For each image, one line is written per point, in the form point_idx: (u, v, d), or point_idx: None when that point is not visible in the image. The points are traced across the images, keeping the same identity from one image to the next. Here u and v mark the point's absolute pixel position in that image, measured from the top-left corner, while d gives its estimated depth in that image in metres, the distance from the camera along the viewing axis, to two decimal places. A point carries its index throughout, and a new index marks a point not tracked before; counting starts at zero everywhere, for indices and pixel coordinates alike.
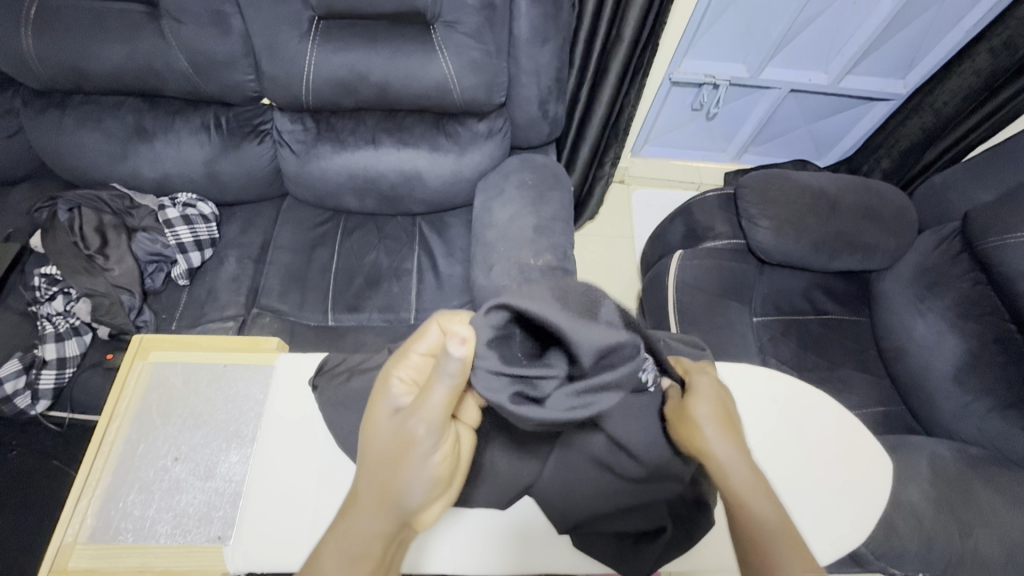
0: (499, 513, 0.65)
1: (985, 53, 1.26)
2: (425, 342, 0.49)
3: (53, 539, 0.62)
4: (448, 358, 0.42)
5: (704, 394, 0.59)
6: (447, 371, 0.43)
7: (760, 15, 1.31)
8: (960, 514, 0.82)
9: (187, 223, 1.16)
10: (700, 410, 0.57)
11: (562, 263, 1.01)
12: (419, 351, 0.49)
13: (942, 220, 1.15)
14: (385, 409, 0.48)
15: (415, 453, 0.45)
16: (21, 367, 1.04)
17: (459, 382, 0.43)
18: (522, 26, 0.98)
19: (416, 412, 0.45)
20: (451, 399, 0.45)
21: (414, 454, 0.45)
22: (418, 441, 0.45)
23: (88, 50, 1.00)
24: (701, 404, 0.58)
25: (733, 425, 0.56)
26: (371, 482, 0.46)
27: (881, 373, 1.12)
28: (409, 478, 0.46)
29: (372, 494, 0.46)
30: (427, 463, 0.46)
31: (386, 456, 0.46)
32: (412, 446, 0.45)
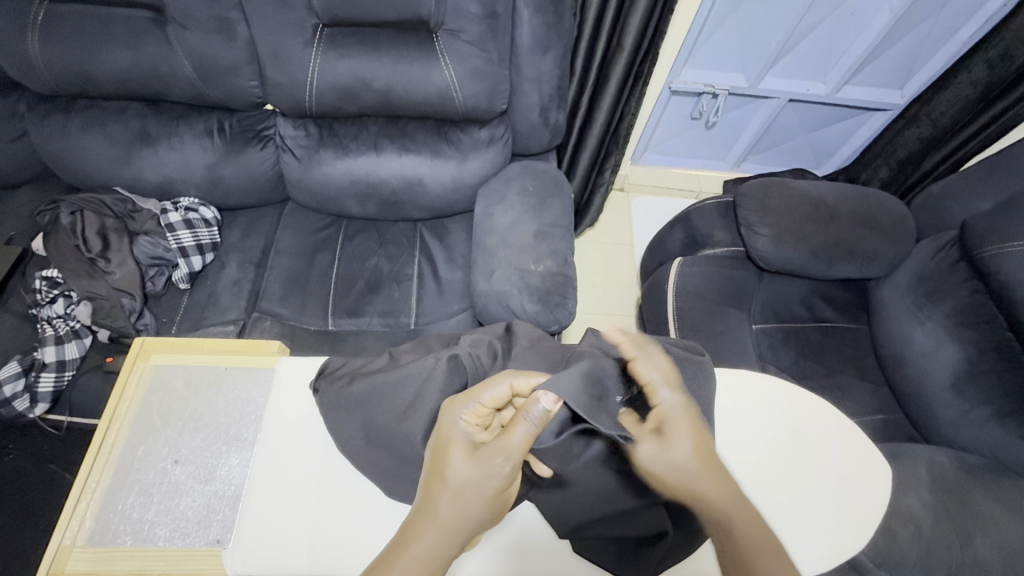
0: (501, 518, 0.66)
1: (982, 65, 1.28)
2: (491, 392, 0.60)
3: (50, 542, 0.61)
4: (534, 407, 0.54)
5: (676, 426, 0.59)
6: (533, 419, 0.54)
7: (760, 25, 1.33)
8: (959, 521, 0.82)
9: (188, 227, 1.17)
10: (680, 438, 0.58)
11: (563, 270, 1.01)
12: (485, 401, 0.60)
13: (940, 228, 1.16)
14: (453, 444, 0.57)
15: (492, 487, 0.54)
16: (21, 370, 1.03)
17: (537, 427, 0.55)
18: (524, 35, 0.99)
19: (492, 447, 0.55)
20: (528, 442, 0.55)
21: (487, 480, 0.54)
22: (486, 469, 0.54)
23: (93, 55, 1.00)
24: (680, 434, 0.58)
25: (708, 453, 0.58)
26: (449, 503, 0.54)
27: (880, 381, 1.12)
28: (474, 498, 0.54)
29: (442, 510, 0.54)
30: (492, 490, 0.54)
31: (467, 486, 0.54)
32: (487, 476, 0.54)
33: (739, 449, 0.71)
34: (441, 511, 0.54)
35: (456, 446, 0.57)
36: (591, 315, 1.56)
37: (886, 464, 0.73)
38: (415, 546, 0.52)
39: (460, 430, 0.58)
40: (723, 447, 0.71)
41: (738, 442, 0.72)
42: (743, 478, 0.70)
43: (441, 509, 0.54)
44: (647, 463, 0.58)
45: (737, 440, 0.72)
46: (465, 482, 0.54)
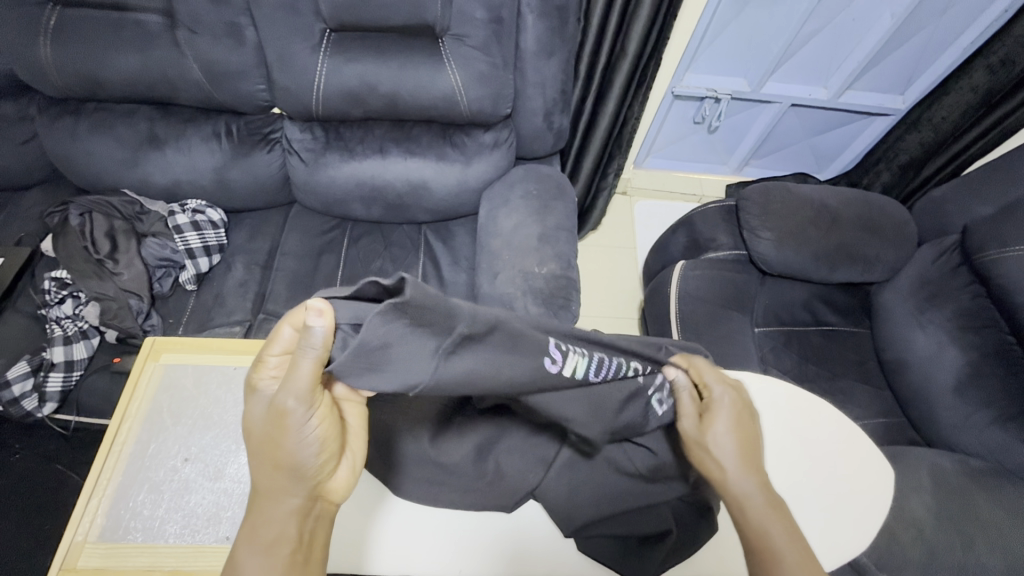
0: (506, 517, 0.67)
1: (983, 70, 1.29)
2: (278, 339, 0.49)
3: (63, 538, 0.63)
4: (309, 332, 0.45)
5: (719, 414, 0.59)
6: (312, 346, 0.45)
7: (762, 31, 1.34)
8: (962, 524, 0.83)
9: (195, 229, 1.18)
10: (718, 427, 0.58)
11: (566, 272, 1.02)
12: (275, 350, 0.50)
13: (941, 233, 1.16)
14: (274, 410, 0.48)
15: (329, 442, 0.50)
16: (30, 369, 1.04)
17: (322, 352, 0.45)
18: (528, 40, 1.01)
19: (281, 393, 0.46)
20: (319, 374, 0.47)
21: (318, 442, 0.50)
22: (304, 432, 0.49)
23: (104, 59, 1.02)
24: (720, 423, 0.58)
25: (747, 445, 0.58)
26: (268, 466, 0.49)
27: (881, 385, 1.13)
28: (296, 444, 0.48)
29: (286, 486, 0.48)
30: (316, 432, 0.49)
31: (307, 451, 0.49)
32: (296, 424, 0.48)
33: None
34: (286, 483, 0.49)
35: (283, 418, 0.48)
36: (594, 318, 1.57)
37: (888, 465, 0.74)
38: (262, 527, 0.48)
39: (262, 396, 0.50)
40: None
41: None
42: None
43: (290, 484, 0.49)
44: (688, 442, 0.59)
45: None
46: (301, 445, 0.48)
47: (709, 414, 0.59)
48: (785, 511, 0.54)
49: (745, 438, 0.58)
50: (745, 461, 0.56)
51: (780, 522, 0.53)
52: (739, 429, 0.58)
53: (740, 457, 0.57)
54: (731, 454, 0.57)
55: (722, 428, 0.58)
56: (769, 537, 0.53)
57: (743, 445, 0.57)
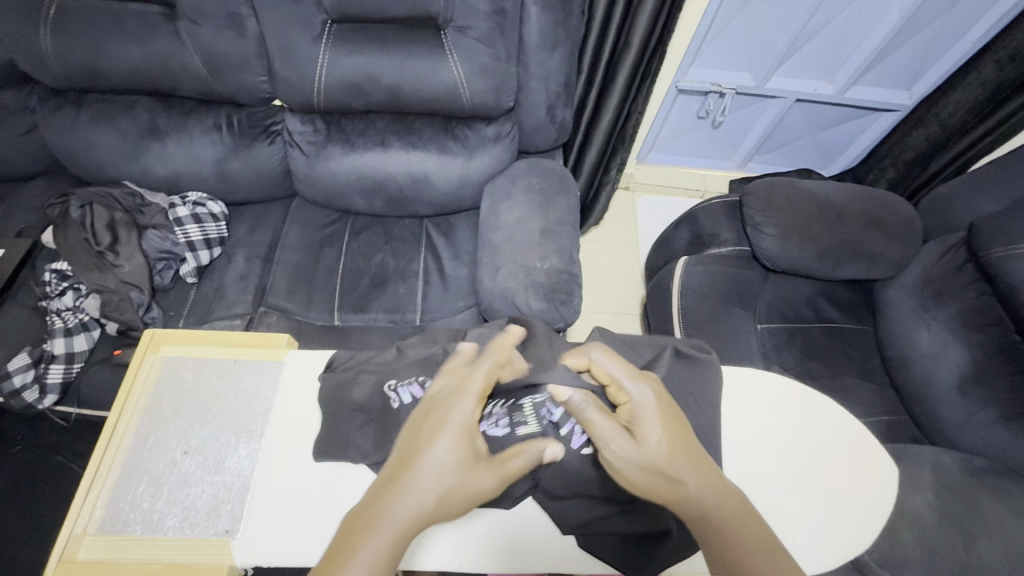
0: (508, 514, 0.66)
1: (992, 65, 1.27)
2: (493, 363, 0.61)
3: (62, 530, 0.63)
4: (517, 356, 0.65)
5: (649, 421, 0.57)
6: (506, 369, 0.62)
7: (768, 25, 1.33)
8: (965, 523, 0.82)
9: (196, 222, 1.18)
10: (654, 441, 0.56)
11: (568, 267, 1.01)
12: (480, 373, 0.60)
13: (947, 229, 1.15)
14: (449, 425, 0.54)
15: (472, 491, 0.52)
16: (31, 361, 1.04)
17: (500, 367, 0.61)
18: (532, 32, 0.99)
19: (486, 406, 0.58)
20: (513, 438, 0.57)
21: (461, 478, 0.52)
22: (449, 452, 0.53)
23: (105, 50, 1.01)
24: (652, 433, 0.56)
25: (682, 443, 0.57)
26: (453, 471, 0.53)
27: (885, 383, 1.12)
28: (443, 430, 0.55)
29: (408, 500, 0.51)
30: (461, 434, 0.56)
31: (436, 469, 0.52)
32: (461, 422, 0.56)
33: (747, 444, 0.72)
34: (410, 499, 0.51)
35: (444, 431, 0.54)
36: (595, 314, 1.56)
37: (894, 466, 0.73)
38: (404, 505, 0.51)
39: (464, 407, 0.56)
40: (727, 447, 0.71)
41: (742, 442, 0.72)
42: (746, 477, 0.70)
43: (421, 499, 0.51)
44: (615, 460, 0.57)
45: (742, 439, 0.72)
46: (436, 459, 0.52)
47: (637, 426, 0.57)
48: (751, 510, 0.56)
49: (673, 432, 0.57)
50: (695, 465, 0.56)
51: (750, 522, 0.55)
52: (664, 425, 0.57)
53: (682, 463, 0.56)
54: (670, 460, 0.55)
55: (653, 429, 0.56)
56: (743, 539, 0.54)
57: (677, 439, 0.57)
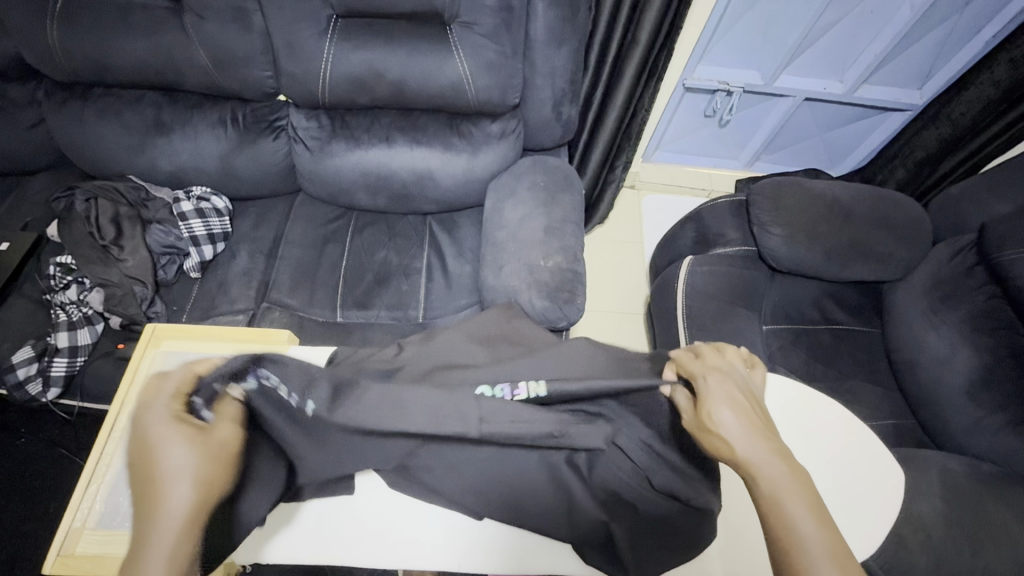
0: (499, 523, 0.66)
1: (1005, 65, 1.24)
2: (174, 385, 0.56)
3: (61, 524, 0.64)
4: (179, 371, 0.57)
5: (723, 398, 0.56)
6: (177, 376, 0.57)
7: (778, 23, 1.31)
8: (974, 530, 0.81)
9: (200, 217, 1.17)
10: (722, 414, 0.55)
11: (572, 266, 1.01)
12: (169, 394, 0.55)
13: (957, 231, 1.14)
14: (162, 459, 0.49)
15: (226, 450, 0.54)
16: (35, 354, 1.04)
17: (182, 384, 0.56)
18: (538, 29, 0.99)
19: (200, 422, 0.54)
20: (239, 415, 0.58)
21: (211, 458, 0.52)
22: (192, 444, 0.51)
23: (111, 44, 1.01)
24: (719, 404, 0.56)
25: (755, 419, 0.54)
26: (183, 486, 0.49)
27: (892, 386, 1.11)
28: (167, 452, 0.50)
29: (172, 502, 0.48)
30: (186, 452, 0.50)
31: (175, 489, 0.48)
32: (170, 441, 0.50)
33: None
34: (166, 501, 0.48)
35: (156, 444, 0.50)
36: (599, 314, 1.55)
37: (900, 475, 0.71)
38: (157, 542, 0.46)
39: (156, 425, 0.52)
40: None
41: None
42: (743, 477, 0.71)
43: (175, 495, 0.48)
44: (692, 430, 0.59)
45: None
46: (176, 467, 0.49)
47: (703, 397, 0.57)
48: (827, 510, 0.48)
49: (753, 422, 0.54)
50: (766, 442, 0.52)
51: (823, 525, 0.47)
52: (733, 402, 0.56)
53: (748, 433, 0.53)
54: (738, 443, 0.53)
55: (724, 406, 0.55)
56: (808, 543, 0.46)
57: (752, 425, 0.54)
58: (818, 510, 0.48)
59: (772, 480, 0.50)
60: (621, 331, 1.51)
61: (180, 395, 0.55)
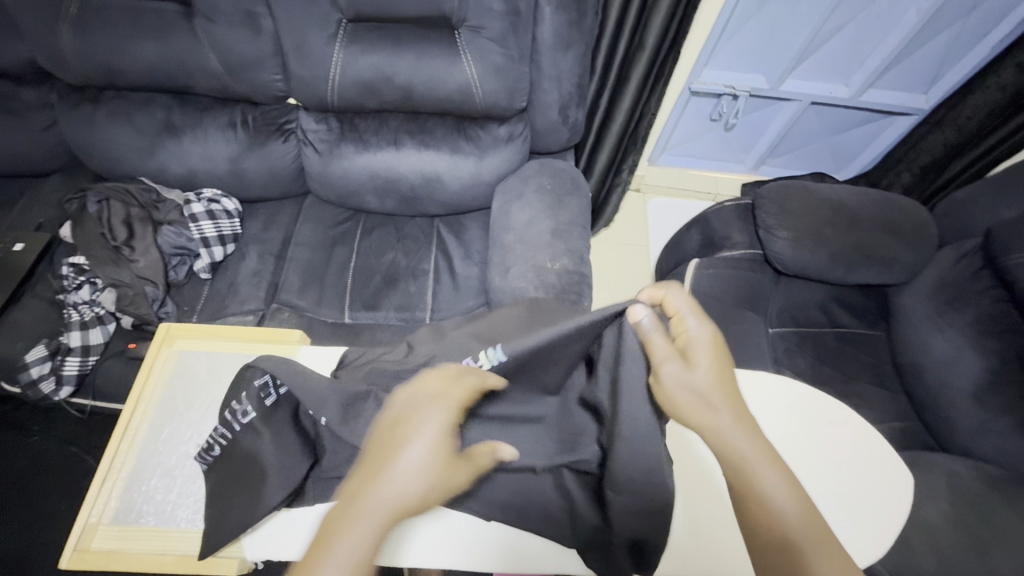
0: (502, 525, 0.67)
1: (1013, 69, 1.24)
2: (470, 386, 0.57)
3: (78, 519, 0.65)
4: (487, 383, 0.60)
5: (704, 358, 0.57)
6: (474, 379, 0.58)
7: (784, 27, 1.32)
8: (983, 534, 0.80)
9: (211, 218, 1.19)
10: (700, 372, 0.56)
11: (579, 268, 1.01)
12: (461, 394, 0.56)
13: (963, 235, 1.14)
14: (407, 444, 0.50)
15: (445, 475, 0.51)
16: (47, 353, 1.05)
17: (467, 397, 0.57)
18: (545, 33, 1.00)
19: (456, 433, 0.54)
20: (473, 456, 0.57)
21: (442, 476, 0.50)
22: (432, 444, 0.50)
23: (124, 47, 1.03)
24: (703, 363, 0.57)
25: (731, 386, 0.57)
26: (419, 484, 0.48)
27: (898, 390, 1.11)
28: (415, 439, 0.50)
29: (392, 481, 0.47)
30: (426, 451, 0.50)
31: (401, 480, 0.48)
32: (420, 431, 0.51)
33: None
34: (388, 483, 0.47)
35: (411, 435, 0.50)
36: None
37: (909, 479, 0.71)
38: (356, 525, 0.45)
39: (433, 411, 0.52)
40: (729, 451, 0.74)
41: None
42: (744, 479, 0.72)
43: (399, 486, 0.47)
44: (670, 384, 0.56)
45: None
46: (411, 459, 0.49)
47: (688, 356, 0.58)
48: (810, 504, 0.51)
49: (724, 394, 0.56)
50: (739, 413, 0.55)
51: (807, 518, 0.50)
52: (716, 365, 0.57)
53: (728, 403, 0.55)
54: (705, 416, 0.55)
55: (700, 373, 0.56)
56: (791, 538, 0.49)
57: (728, 389, 0.56)
58: (800, 503, 0.51)
59: (748, 463, 0.53)
60: None
61: (466, 396, 0.56)
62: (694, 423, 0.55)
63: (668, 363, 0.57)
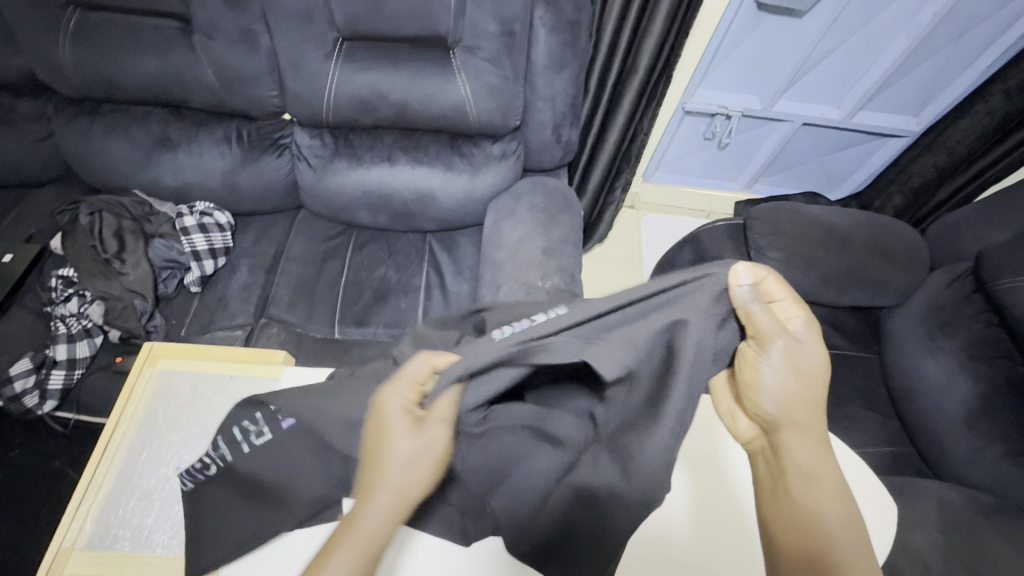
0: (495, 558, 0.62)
1: (1000, 95, 1.25)
2: (414, 372, 0.56)
3: (51, 544, 0.64)
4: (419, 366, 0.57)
5: (796, 364, 0.55)
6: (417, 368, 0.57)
7: (776, 50, 1.33)
8: (976, 566, 0.79)
9: (202, 232, 1.19)
10: (781, 375, 0.55)
11: (570, 287, 1.01)
12: (409, 385, 0.55)
13: (954, 258, 1.14)
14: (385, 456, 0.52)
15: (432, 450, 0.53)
16: (32, 366, 1.04)
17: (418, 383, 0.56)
18: (540, 53, 1.01)
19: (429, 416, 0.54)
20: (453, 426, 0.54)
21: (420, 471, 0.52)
22: (424, 440, 0.53)
23: (122, 62, 1.03)
24: (801, 364, 0.55)
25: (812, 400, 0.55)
26: (405, 480, 0.51)
27: (889, 413, 1.10)
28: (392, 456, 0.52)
29: (388, 491, 0.51)
30: (409, 458, 0.52)
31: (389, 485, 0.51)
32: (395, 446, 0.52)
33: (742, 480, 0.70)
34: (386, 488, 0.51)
35: (389, 438, 0.53)
36: None
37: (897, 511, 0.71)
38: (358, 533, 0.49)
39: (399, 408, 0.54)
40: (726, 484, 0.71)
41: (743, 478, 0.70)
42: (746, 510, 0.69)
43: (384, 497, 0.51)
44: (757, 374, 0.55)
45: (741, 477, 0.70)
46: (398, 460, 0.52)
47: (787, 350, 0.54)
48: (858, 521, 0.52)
49: (819, 398, 0.55)
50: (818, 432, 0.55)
51: (855, 536, 0.51)
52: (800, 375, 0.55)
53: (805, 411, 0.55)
54: (781, 409, 0.55)
55: (805, 359, 0.55)
56: (823, 522, 0.51)
57: (800, 399, 0.55)
58: (836, 496, 0.53)
59: (809, 464, 0.54)
60: None
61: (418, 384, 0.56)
62: (768, 409, 0.56)
63: (774, 339, 0.53)
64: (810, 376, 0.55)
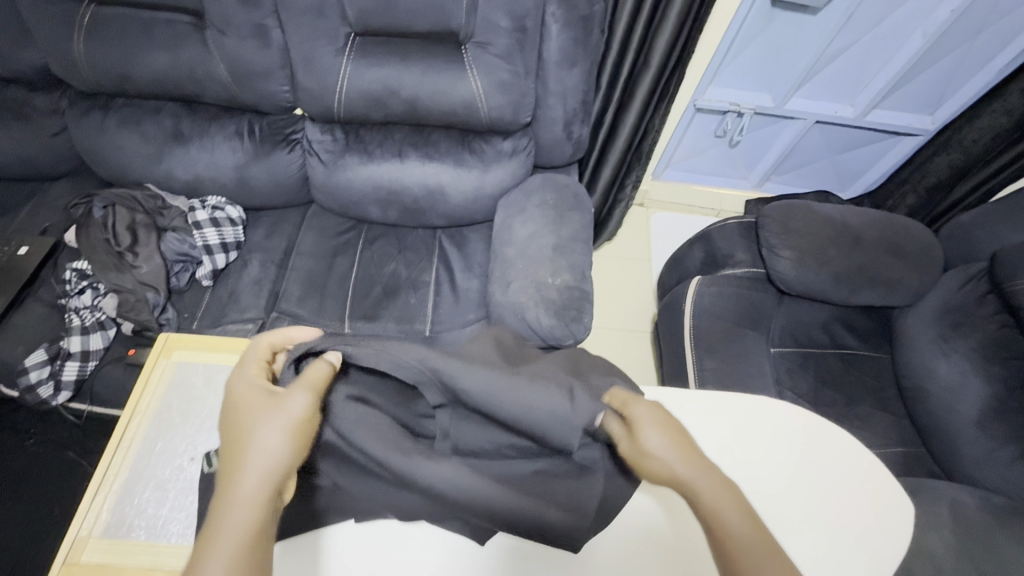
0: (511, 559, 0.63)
1: (1019, 93, 1.24)
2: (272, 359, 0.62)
3: (69, 531, 0.65)
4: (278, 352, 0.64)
5: (649, 424, 0.59)
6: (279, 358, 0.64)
7: (790, 47, 1.32)
8: (988, 566, 0.78)
9: (214, 226, 1.19)
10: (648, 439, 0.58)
11: (580, 284, 1.01)
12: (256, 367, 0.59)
13: (969, 259, 1.13)
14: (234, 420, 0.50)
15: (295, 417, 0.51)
16: (47, 358, 1.06)
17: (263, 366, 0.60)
18: (551, 49, 1.00)
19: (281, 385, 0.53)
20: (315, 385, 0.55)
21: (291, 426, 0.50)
22: (283, 404, 0.51)
23: (135, 57, 1.04)
24: (650, 428, 0.59)
25: (678, 440, 0.58)
26: (248, 442, 0.48)
27: (901, 414, 1.09)
28: (263, 433, 0.48)
29: (257, 460, 0.47)
30: (286, 429, 0.49)
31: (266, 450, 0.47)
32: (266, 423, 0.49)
33: (752, 476, 0.70)
34: (245, 486, 0.45)
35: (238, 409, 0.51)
36: (606, 330, 1.55)
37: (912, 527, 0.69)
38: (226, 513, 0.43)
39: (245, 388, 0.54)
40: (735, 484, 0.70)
41: (751, 476, 0.70)
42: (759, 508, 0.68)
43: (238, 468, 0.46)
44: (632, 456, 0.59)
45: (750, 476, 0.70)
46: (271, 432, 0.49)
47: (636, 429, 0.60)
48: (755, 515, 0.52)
49: (676, 434, 0.59)
50: (691, 461, 0.56)
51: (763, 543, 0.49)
52: (662, 426, 0.59)
53: (673, 451, 0.57)
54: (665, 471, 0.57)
55: (649, 430, 0.59)
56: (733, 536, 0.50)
57: (673, 443, 0.58)
58: (747, 512, 0.52)
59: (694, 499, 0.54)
60: (627, 349, 1.51)
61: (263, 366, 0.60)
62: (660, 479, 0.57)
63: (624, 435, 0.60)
64: (658, 430, 0.59)
